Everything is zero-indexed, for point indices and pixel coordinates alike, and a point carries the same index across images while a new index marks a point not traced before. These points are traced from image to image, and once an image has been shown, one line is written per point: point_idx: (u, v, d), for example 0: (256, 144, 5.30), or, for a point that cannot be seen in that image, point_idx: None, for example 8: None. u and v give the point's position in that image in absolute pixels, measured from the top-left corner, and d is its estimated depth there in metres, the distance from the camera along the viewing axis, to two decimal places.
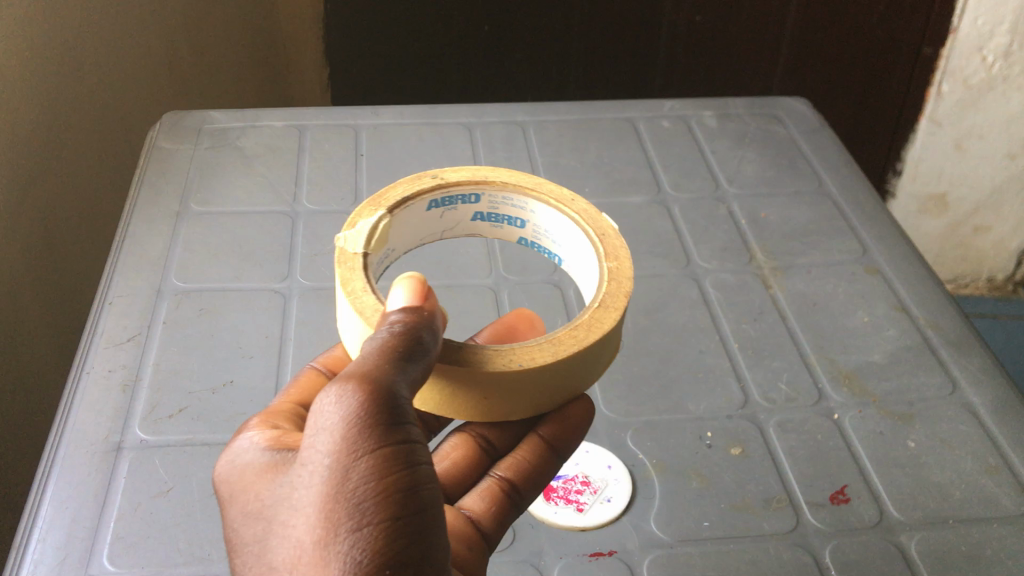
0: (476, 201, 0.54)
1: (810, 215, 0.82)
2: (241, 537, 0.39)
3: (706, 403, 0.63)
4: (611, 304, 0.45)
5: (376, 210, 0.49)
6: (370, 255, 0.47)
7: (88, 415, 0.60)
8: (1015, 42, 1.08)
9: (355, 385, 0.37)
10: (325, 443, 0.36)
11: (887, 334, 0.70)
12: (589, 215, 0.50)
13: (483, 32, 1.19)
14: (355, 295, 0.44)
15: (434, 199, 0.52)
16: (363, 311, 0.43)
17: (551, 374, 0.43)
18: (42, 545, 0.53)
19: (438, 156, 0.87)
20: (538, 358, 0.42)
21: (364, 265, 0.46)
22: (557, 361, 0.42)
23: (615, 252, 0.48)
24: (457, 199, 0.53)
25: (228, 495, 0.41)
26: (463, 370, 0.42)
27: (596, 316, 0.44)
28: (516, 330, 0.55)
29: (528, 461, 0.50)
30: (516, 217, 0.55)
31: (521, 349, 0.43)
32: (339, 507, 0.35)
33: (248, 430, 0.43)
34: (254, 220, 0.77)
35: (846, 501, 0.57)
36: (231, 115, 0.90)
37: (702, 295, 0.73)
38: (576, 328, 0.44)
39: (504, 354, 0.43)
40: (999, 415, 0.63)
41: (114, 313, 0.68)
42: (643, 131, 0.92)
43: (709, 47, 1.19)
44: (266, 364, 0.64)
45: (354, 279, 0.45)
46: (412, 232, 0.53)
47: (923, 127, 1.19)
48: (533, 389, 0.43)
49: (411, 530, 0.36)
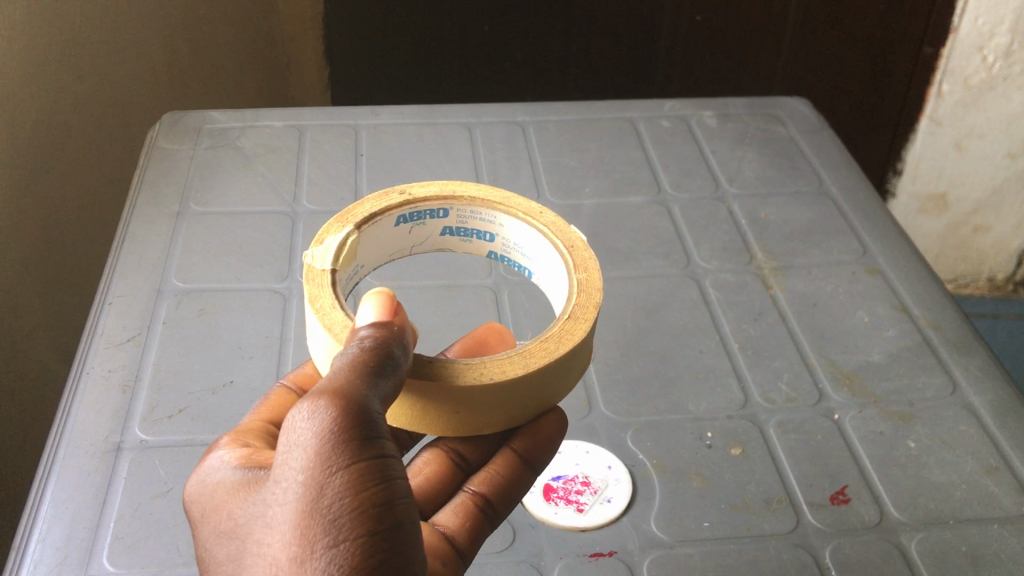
0: (444, 215, 0.53)
1: (810, 215, 0.82)
2: (216, 558, 0.39)
3: (706, 403, 0.63)
4: (580, 315, 0.45)
5: (343, 227, 0.49)
6: (338, 271, 0.47)
7: (88, 415, 0.60)
8: (1015, 42, 1.08)
9: (328, 400, 0.37)
10: (299, 461, 0.36)
11: (887, 334, 0.70)
12: (558, 228, 0.50)
13: (484, 31, 1.19)
14: (324, 312, 0.44)
15: (402, 214, 0.52)
16: (331, 327, 0.43)
17: (523, 387, 0.43)
18: (41, 546, 0.53)
19: (438, 156, 0.87)
20: (509, 371, 0.42)
21: (332, 281, 0.46)
22: (528, 373, 0.42)
23: (584, 264, 0.48)
24: (425, 213, 0.53)
25: (201, 515, 0.41)
26: (434, 384, 0.42)
27: (567, 328, 0.44)
28: (487, 343, 0.53)
29: (501, 475, 0.49)
30: (485, 232, 0.54)
31: (492, 362, 0.43)
32: (314, 524, 0.35)
33: (219, 449, 0.43)
34: (253, 220, 0.77)
35: (846, 501, 0.57)
36: (232, 115, 0.90)
37: (702, 295, 0.73)
38: (547, 340, 0.44)
39: (475, 367, 0.43)
40: (999, 415, 0.63)
41: (114, 314, 0.68)
42: (643, 131, 0.92)
43: (709, 46, 1.19)
44: (267, 364, 0.64)
45: (321, 295, 0.45)
46: (380, 247, 0.53)
47: (923, 127, 1.18)
48: (504, 403, 0.43)
49: (387, 544, 0.36)
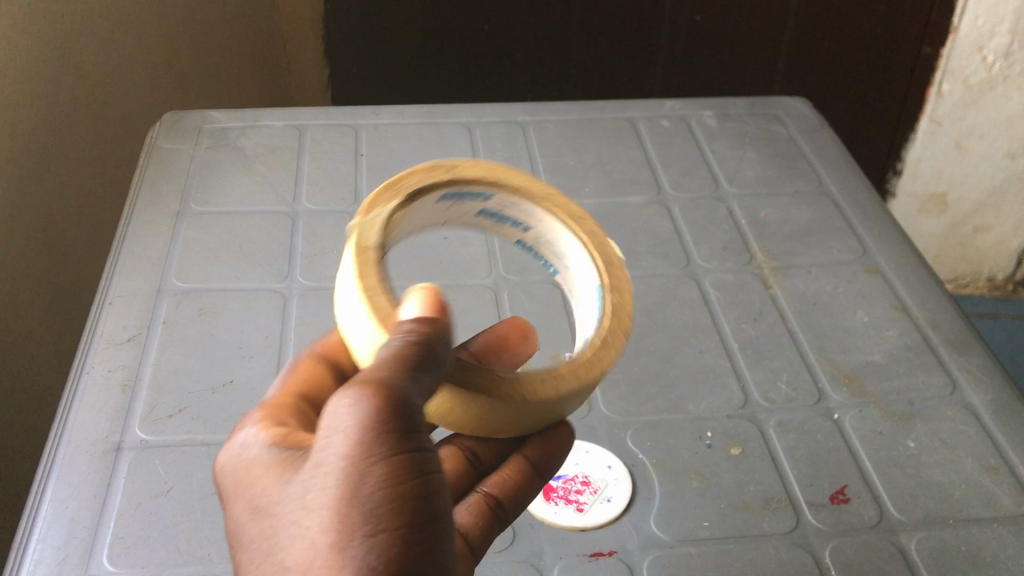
0: (487, 199, 0.51)
1: (810, 215, 0.82)
2: (245, 535, 0.38)
3: (706, 403, 0.63)
4: (612, 343, 0.45)
5: (389, 201, 0.46)
6: (381, 246, 0.45)
7: (88, 415, 0.60)
8: (1015, 42, 1.08)
9: (370, 393, 0.36)
10: (340, 447, 0.36)
11: (887, 334, 0.70)
12: (598, 242, 0.50)
13: (483, 31, 1.19)
14: (371, 295, 0.42)
15: (450, 192, 0.49)
16: (376, 312, 0.41)
17: (547, 407, 0.43)
18: (41, 546, 0.53)
19: (437, 156, 0.87)
20: (541, 391, 0.42)
21: (376, 257, 0.43)
22: (558, 397, 0.42)
23: (619, 284, 0.49)
24: (470, 195, 0.50)
25: (231, 491, 0.40)
26: (467, 393, 0.41)
27: (597, 353, 0.45)
28: (507, 340, 0.52)
29: (513, 479, 0.49)
30: (521, 222, 0.53)
31: (525, 378, 0.42)
32: (353, 512, 0.35)
33: (250, 423, 0.43)
34: (253, 220, 0.77)
35: (846, 501, 0.57)
36: (231, 115, 0.90)
37: (701, 295, 0.73)
38: (577, 364, 0.44)
39: (510, 381, 0.42)
40: (999, 415, 0.63)
41: (114, 314, 0.68)
42: (643, 131, 0.92)
43: (709, 46, 1.19)
44: (267, 364, 0.64)
45: (365, 271, 0.43)
46: (418, 221, 0.50)
47: (924, 127, 1.19)
48: (523, 417, 0.43)
49: (424, 537, 0.36)
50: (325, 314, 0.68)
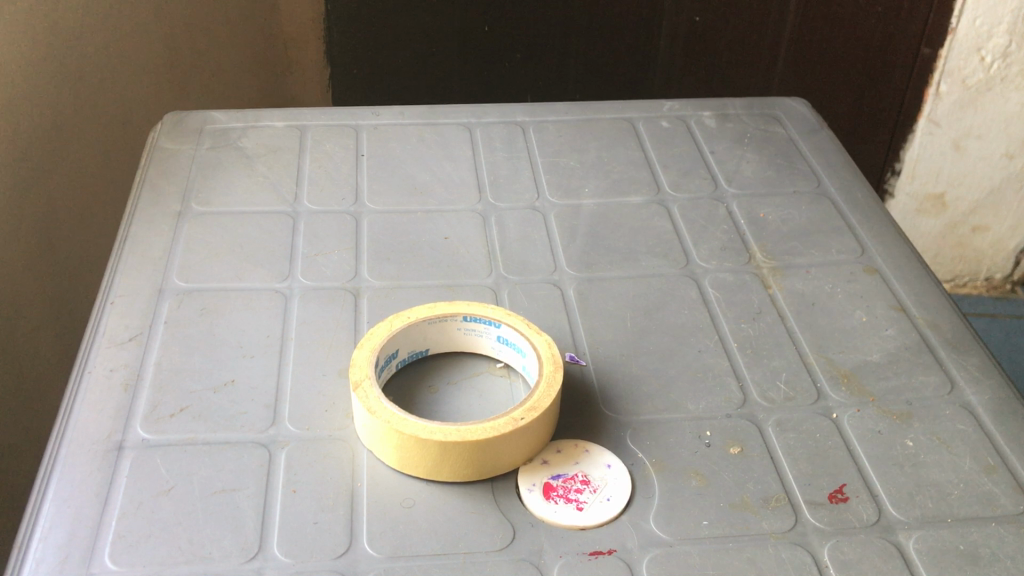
0: (395, 353, 0.63)
1: (810, 214, 0.82)
2: None
3: (706, 403, 0.64)
4: (418, 448, 0.55)
5: (378, 340, 0.61)
6: (397, 409, 0.56)
7: (90, 413, 0.60)
8: (1013, 42, 1.14)
9: None
10: None
11: (886, 333, 0.70)
12: (398, 337, 0.63)
13: (484, 32, 1.20)
14: (366, 395, 0.57)
15: (387, 353, 0.62)
16: (373, 409, 0.56)
17: (434, 449, 0.55)
18: (43, 545, 0.53)
19: (438, 156, 0.87)
20: (427, 437, 0.55)
21: (401, 426, 0.55)
22: (427, 445, 0.55)
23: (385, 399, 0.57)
24: (392, 356, 0.63)
25: None
26: (439, 451, 0.55)
27: (429, 448, 0.55)
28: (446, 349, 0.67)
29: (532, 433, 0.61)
30: (393, 351, 0.63)
31: (440, 428, 0.55)
32: None
33: None
34: (253, 220, 0.78)
35: (844, 500, 0.58)
36: (232, 116, 0.91)
37: (700, 294, 0.73)
38: (443, 428, 0.55)
39: (437, 434, 0.55)
40: (997, 414, 0.64)
41: (116, 313, 0.68)
42: (642, 131, 0.93)
43: (708, 47, 1.20)
44: (267, 364, 0.65)
45: (370, 399, 0.57)
46: (408, 342, 0.64)
47: (923, 127, 1.23)
48: (435, 458, 0.56)
49: None
50: (326, 314, 0.69)
